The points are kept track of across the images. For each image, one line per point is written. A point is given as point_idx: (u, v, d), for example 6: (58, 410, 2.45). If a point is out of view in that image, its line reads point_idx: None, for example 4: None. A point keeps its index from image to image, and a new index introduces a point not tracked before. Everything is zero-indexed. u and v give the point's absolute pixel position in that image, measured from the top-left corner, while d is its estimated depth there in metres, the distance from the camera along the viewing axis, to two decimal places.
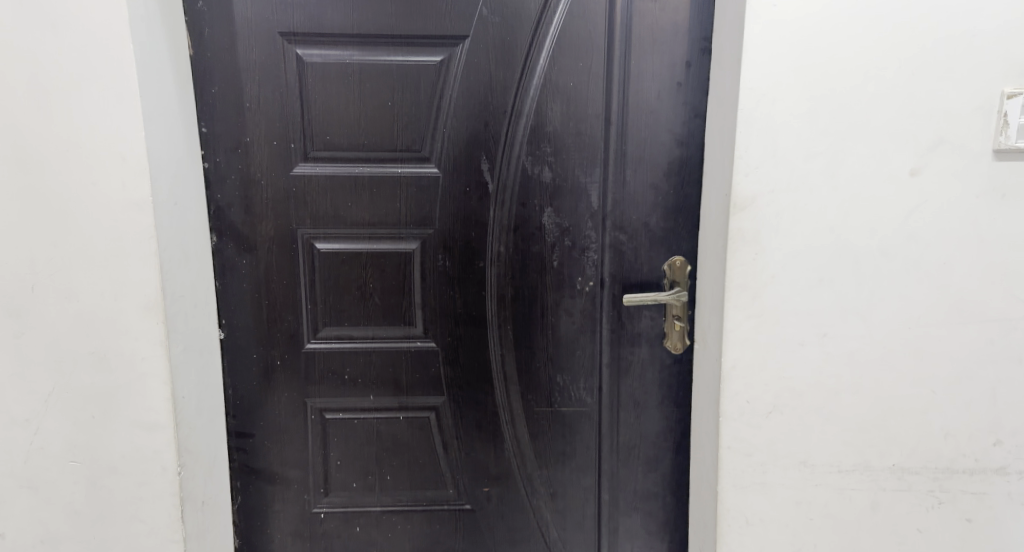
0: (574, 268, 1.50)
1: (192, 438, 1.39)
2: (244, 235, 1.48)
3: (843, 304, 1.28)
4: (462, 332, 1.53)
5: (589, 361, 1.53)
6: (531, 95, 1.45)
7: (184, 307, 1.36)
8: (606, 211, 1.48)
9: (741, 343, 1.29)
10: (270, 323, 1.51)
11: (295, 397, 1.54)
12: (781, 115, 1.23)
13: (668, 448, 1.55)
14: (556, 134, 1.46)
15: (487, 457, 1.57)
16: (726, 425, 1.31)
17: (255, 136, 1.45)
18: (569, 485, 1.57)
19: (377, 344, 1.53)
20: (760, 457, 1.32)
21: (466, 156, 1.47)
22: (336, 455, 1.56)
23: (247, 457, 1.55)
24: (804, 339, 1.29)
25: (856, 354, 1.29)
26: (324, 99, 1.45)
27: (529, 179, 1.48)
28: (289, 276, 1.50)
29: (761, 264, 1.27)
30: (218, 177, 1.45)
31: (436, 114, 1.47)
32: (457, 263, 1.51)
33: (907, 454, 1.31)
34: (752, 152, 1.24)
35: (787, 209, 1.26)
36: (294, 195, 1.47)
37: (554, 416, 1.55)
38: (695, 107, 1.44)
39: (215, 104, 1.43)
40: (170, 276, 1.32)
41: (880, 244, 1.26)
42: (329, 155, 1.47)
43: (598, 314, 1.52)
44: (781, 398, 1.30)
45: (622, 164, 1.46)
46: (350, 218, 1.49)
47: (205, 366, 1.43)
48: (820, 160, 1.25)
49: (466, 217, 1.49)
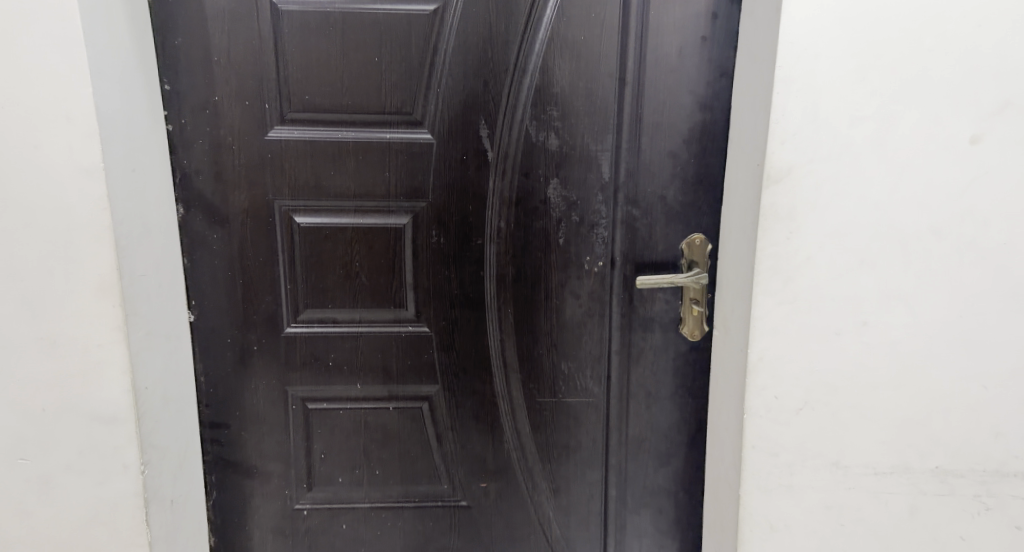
0: (582, 246, 1.36)
1: (158, 432, 1.24)
2: (215, 206, 1.33)
3: (887, 289, 1.14)
4: (458, 315, 1.39)
5: (596, 347, 1.40)
6: (536, 51, 1.29)
7: (146, 288, 1.21)
8: (618, 182, 1.33)
9: (770, 332, 1.15)
10: (246, 304, 1.37)
11: (274, 385, 1.41)
12: (824, 73, 1.08)
13: (681, 442, 1.43)
14: (563, 96, 1.31)
15: (485, 449, 1.44)
16: (750, 422, 1.18)
17: (225, 94, 1.29)
18: (573, 479, 1.45)
19: (363, 328, 1.39)
20: (787, 458, 1.19)
21: (463, 120, 1.32)
22: (319, 448, 1.44)
23: (222, 449, 1.43)
24: (843, 328, 1.15)
25: (900, 345, 1.15)
26: (303, 52, 1.28)
27: (533, 147, 1.32)
28: (266, 252, 1.35)
29: (796, 243, 1.13)
30: (185, 141, 1.30)
31: (429, 72, 1.31)
32: (452, 239, 1.36)
33: (952, 455, 1.17)
34: (789, 115, 1.10)
35: (827, 180, 1.11)
36: (270, 162, 1.32)
37: (557, 406, 1.42)
38: (721, 65, 1.29)
39: (179, 57, 1.27)
40: (128, 253, 1.17)
41: (931, 222, 1.12)
42: (309, 117, 1.31)
43: (607, 296, 1.38)
44: (813, 393, 1.17)
45: (637, 130, 1.31)
46: (334, 189, 1.34)
47: (171, 352, 1.29)
48: (866, 126, 1.10)
49: (463, 189, 1.34)
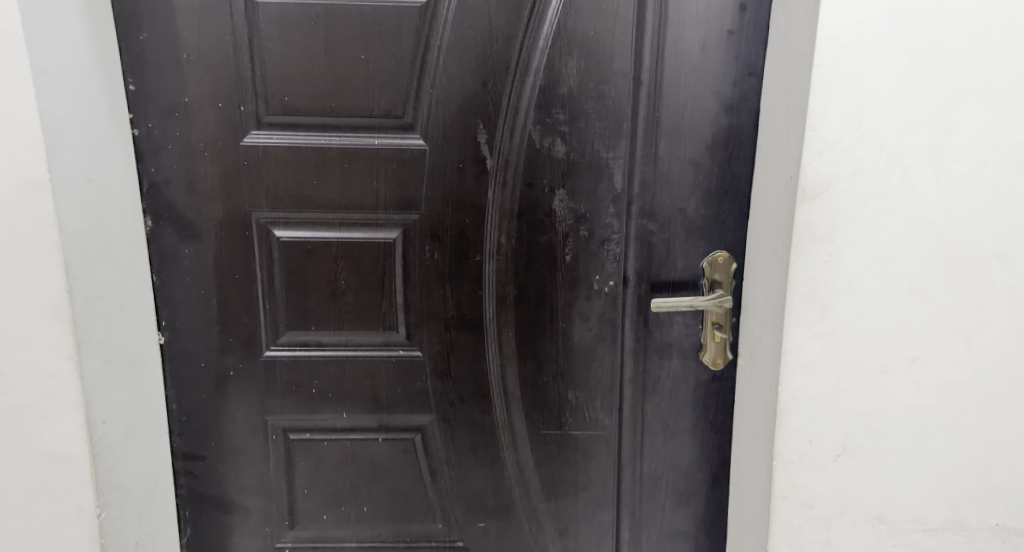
0: (592, 263, 1.22)
1: (119, 470, 1.12)
2: (186, 219, 1.20)
3: (941, 321, 1.00)
4: (455, 339, 1.26)
5: (607, 375, 1.26)
6: (540, 47, 1.15)
7: (105, 311, 1.09)
8: (632, 194, 1.20)
9: (804, 368, 1.01)
10: (222, 325, 1.25)
11: (253, 413, 1.28)
12: (870, 73, 0.95)
13: (702, 481, 1.29)
14: (571, 97, 1.17)
15: (484, 486, 1.31)
16: (781, 469, 1.04)
17: (196, 96, 1.16)
18: (582, 520, 1.31)
19: (350, 352, 1.27)
20: (823, 510, 1.05)
21: (460, 124, 1.18)
22: (303, 482, 1.31)
23: (196, 483, 1.30)
24: (889, 366, 1.01)
25: (955, 386, 1.01)
26: (281, 49, 1.16)
27: (537, 154, 1.19)
28: (243, 269, 1.23)
29: (835, 268, 0.99)
30: (153, 147, 1.18)
31: (422, 70, 1.17)
32: (447, 256, 1.23)
33: (1015, 511, 1.04)
34: (828, 121, 0.96)
35: (872, 197, 0.97)
36: (247, 170, 1.19)
37: (564, 440, 1.28)
38: (749, 63, 1.15)
39: (144, 54, 1.14)
40: (81, 273, 1.05)
41: (993, 244, 0.98)
42: (289, 121, 1.18)
43: (620, 318, 1.24)
44: (853, 437, 1.03)
45: (654, 135, 1.17)
46: (317, 200, 1.21)
47: (137, 380, 1.17)
48: (918, 134, 0.96)
49: (459, 200, 1.21)
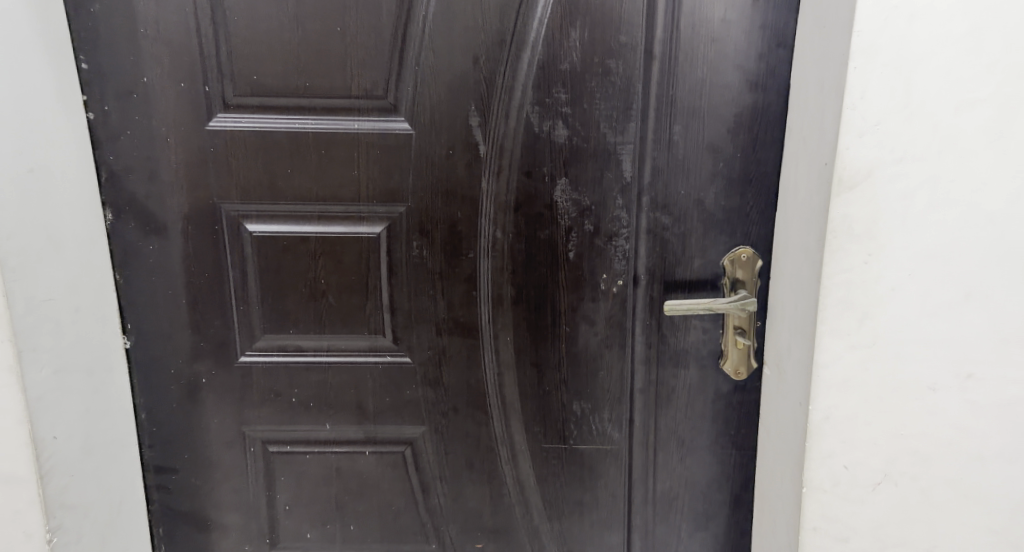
0: (598, 261, 1.09)
1: (75, 490, 1.03)
2: (149, 211, 1.09)
3: (1000, 330, 0.86)
4: (446, 344, 1.14)
5: (616, 384, 1.13)
6: (539, 17, 1.02)
7: (54, 316, 0.99)
8: (643, 183, 1.06)
9: (839, 385, 0.88)
10: (192, 329, 1.14)
11: (228, 424, 1.17)
12: (918, 42, 0.81)
13: (724, 501, 1.16)
14: (573, 74, 1.04)
15: (482, 503, 1.19)
16: (812, 498, 0.91)
17: (155, 75, 1.05)
18: (589, 542, 1.19)
19: (333, 358, 1.15)
20: (860, 545, 0.92)
21: (449, 106, 1.06)
22: (284, 498, 1.20)
23: (169, 498, 1.19)
24: (938, 382, 0.88)
25: (1017, 407, 0.88)
26: (248, 22, 1.03)
27: (536, 139, 1.06)
28: (214, 266, 1.11)
29: (876, 269, 0.86)
30: (110, 133, 1.06)
31: (406, 45, 1.05)
32: (437, 253, 1.10)
33: None
34: (870, 99, 0.82)
35: (920, 187, 0.84)
36: (214, 158, 1.08)
37: (569, 456, 1.16)
38: (777, 33, 1.01)
39: (96, 29, 1.03)
40: (21, 276, 0.95)
41: None
42: (259, 103, 1.06)
43: (629, 322, 1.11)
44: (895, 463, 0.90)
45: (667, 117, 1.04)
46: (293, 191, 1.09)
47: (96, 390, 1.06)
48: (976, 114, 0.82)
49: (449, 190, 1.08)
